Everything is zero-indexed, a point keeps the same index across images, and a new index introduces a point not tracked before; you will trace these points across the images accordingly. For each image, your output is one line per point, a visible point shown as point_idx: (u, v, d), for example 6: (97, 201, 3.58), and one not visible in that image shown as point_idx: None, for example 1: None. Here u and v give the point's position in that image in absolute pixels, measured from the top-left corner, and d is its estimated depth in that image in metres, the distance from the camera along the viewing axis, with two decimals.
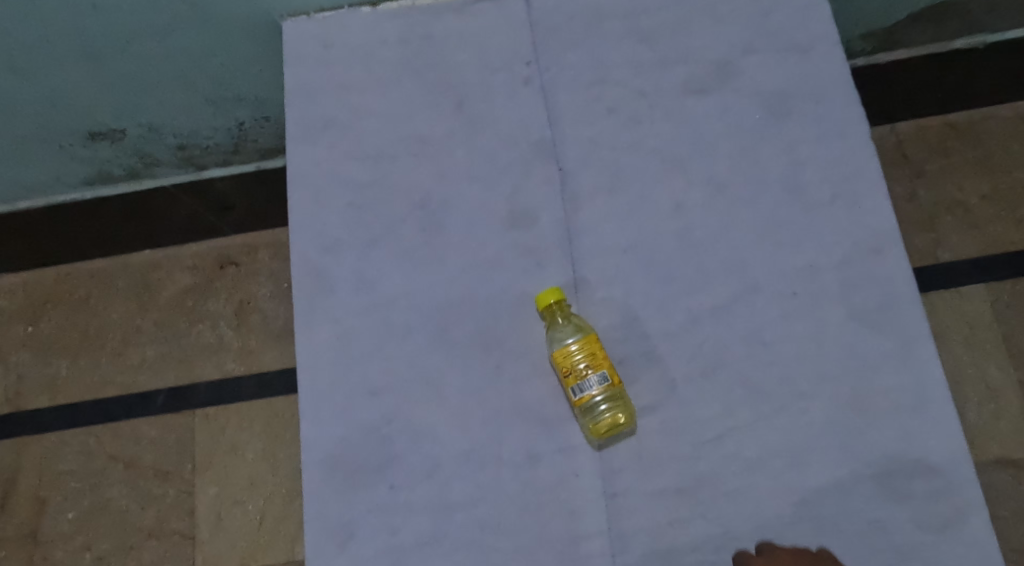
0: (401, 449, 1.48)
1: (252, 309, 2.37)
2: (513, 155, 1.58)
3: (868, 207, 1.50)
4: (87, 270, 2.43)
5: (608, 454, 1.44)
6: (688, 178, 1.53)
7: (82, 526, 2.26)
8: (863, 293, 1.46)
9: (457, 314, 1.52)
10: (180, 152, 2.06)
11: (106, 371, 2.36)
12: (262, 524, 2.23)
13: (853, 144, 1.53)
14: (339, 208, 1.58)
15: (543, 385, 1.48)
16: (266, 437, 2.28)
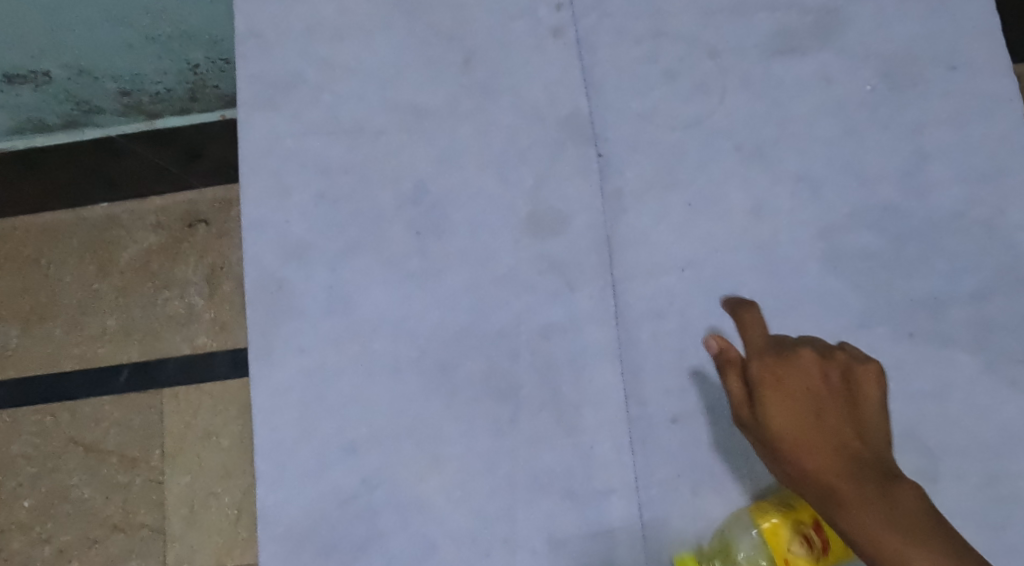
0: (386, 526, 1.13)
1: (233, 273, 1.72)
2: (537, 134, 1.19)
3: (1017, 218, 1.13)
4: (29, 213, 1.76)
5: (655, 542, 1.11)
6: (771, 172, 1.16)
7: (39, 514, 1.65)
8: (1002, 336, 1.11)
9: (462, 347, 1.16)
10: (117, 102, 1.59)
11: (61, 342, 1.72)
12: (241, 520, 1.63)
13: (997, 130, 1.15)
14: (306, 199, 1.19)
15: (571, 447, 1.13)
16: (248, 417, 1.67)
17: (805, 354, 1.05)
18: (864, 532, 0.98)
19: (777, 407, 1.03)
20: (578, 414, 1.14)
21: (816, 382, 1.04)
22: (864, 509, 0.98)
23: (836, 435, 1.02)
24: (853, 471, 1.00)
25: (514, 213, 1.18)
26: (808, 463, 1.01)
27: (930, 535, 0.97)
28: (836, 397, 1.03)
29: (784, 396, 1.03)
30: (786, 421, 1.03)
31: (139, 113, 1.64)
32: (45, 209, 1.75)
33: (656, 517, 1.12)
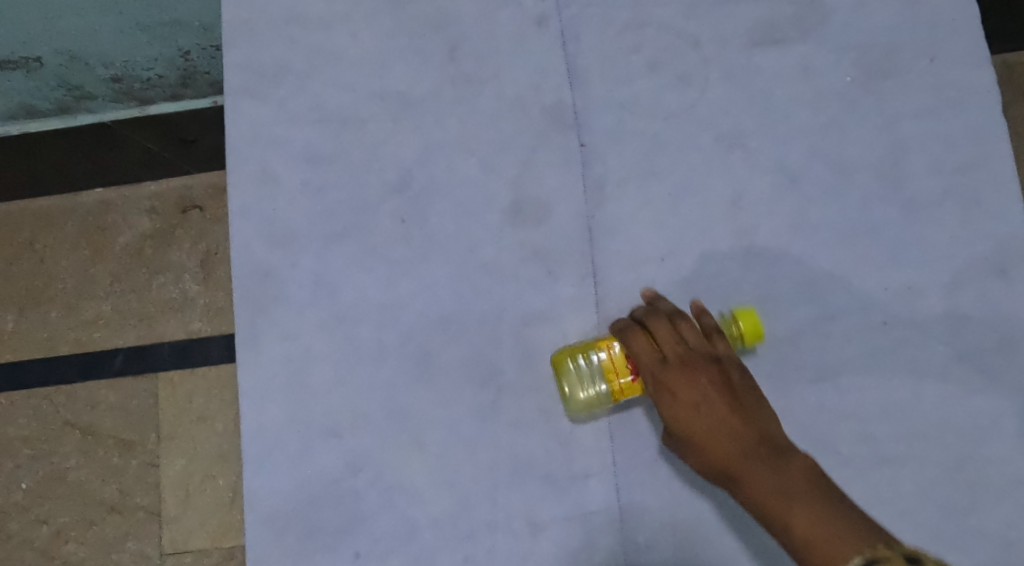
0: (369, 508, 1.15)
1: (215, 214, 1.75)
2: (520, 123, 1.20)
3: (993, 208, 1.14)
4: (25, 200, 1.77)
5: (632, 525, 1.13)
6: (751, 162, 1.17)
7: (37, 495, 1.68)
8: (976, 324, 1.12)
9: (445, 334, 1.17)
10: (111, 90, 1.60)
11: (56, 326, 1.74)
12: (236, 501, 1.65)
13: (975, 120, 1.16)
14: (291, 186, 1.20)
15: (551, 433, 1.15)
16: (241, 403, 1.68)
17: (699, 357, 1.08)
18: (756, 494, 1.03)
19: (679, 387, 1.07)
20: (559, 399, 1.15)
21: (723, 391, 1.07)
22: (749, 475, 1.04)
23: (731, 411, 1.06)
24: (755, 447, 1.05)
25: (497, 201, 1.19)
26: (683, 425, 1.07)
27: (820, 503, 1.01)
28: (728, 377, 1.08)
29: (676, 384, 1.07)
30: (694, 402, 1.07)
31: (131, 99, 1.62)
32: (41, 196, 1.77)
33: (634, 500, 1.14)
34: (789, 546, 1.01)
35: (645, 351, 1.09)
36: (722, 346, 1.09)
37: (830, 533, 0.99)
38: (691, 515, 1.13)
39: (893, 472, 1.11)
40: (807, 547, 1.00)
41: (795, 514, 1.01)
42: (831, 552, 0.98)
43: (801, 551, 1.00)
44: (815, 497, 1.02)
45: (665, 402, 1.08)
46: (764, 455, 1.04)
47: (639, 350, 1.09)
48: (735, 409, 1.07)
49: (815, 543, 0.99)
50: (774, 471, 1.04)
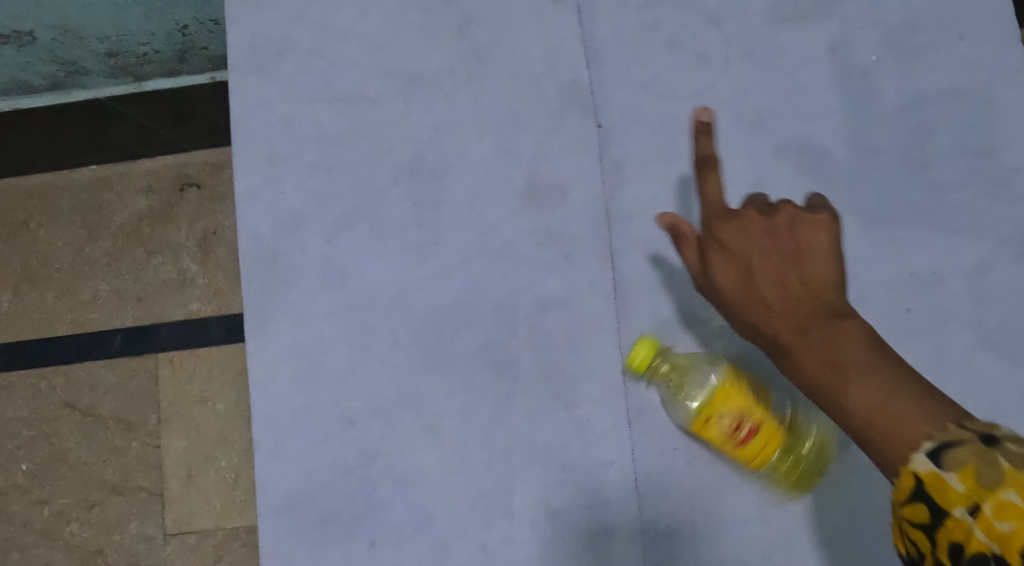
0: (383, 496, 1.13)
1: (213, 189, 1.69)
2: (535, 103, 1.17)
3: (1019, 191, 1.12)
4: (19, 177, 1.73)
5: (650, 514, 1.11)
6: (773, 143, 1.14)
7: (37, 476, 1.65)
8: (1002, 310, 1.10)
9: (459, 319, 1.15)
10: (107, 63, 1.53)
11: (54, 306, 1.70)
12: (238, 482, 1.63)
13: (1002, 100, 1.13)
14: (299, 168, 1.17)
15: (568, 420, 1.13)
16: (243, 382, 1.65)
17: (770, 221, 0.97)
18: (811, 368, 0.92)
19: (728, 238, 0.97)
20: (576, 387, 1.13)
21: (776, 248, 0.96)
22: (815, 348, 0.92)
23: (787, 269, 0.95)
24: (819, 318, 0.93)
25: (512, 183, 1.16)
26: (738, 292, 0.96)
27: (895, 380, 0.89)
28: (784, 244, 0.96)
29: (726, 244, 0.97)
30: (746, 260, 0.96)
31: (126, 75, 1.57)
32: (35, 173, 1.73)
33: (652, 488, 1.12)
34: (854, 426, 0.89)
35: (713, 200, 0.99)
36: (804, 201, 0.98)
37: (896, 407, 0.87)
38: (711, 503, 1.11)
39: None
40: (870, 416, 0.88)
41: (862, 379, 0.89)
42: (894, 421, 0.87)
43: (868, 433, 0.88)
44: (877, 365, 0.90)
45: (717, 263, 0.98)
46: (835, 322, 0.93)
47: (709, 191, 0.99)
48: (797, 262, 0.95)
49: (875, 403, 0.88)
50: (846, 337, 0.92)
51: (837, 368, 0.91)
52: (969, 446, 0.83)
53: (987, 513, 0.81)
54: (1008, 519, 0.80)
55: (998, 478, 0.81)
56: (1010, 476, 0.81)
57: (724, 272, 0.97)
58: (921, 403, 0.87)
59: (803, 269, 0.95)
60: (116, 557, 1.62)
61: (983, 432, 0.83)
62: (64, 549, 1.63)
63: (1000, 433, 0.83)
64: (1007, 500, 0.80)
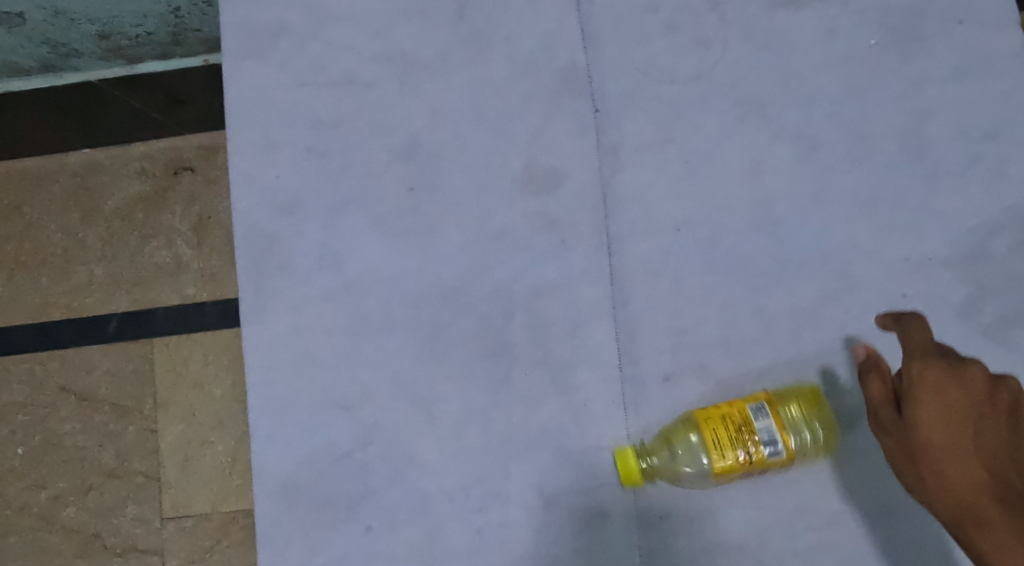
0: (379, 481, 1.13)
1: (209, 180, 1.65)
2: (533, 87, 1.16)
3: (1016, 177, 1.11)
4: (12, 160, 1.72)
5: (646, 499, 1.11)
6: (771, 129, 1.14)
7: (34, 460, 1.65)
8: (998, 296, 1.10)
9: (455, 305, 1.14)
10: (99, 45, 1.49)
11: (48, 291, 1.69)
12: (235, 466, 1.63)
13: (1001, 86, 1.13)
14: (295, 153, 1.16)
15: (564, 406, 1.13)
16: (238, 366, 1.65)
17: (969, 388, 0.99)
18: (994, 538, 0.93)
19: (925, 403, 0.99)
20: (572, 372, 1.13)
21: (989, 416, 0.98)
22: (994, 518, 0.94)
23: (980, 445, 0.97)
24: (993, 489, 0.95)
25: (508, 168, 1.15)
26: (911, 454, 1.00)
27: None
28: (973, 404, 0.99)
29: (914, 409, 1.00)
30: (933, 420, 0.99)
31: (118, 57, 1.53)
32: (28, 157, 1.72)
33: (647, 473, 1.12)
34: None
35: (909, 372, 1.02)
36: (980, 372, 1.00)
37: None
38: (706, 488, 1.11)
39: None
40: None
41: None
42: None
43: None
44: None
45: (910, 418, 1.00)
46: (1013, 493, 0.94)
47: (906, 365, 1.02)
48: (950, 426, 0.98)
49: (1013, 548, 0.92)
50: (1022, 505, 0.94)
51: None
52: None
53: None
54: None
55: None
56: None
57: (913, 448, 0.99)
58: None
59: (980, 443, 0.97)
60: (114, 541, 1.62)
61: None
62: (62, 533, 1.63)
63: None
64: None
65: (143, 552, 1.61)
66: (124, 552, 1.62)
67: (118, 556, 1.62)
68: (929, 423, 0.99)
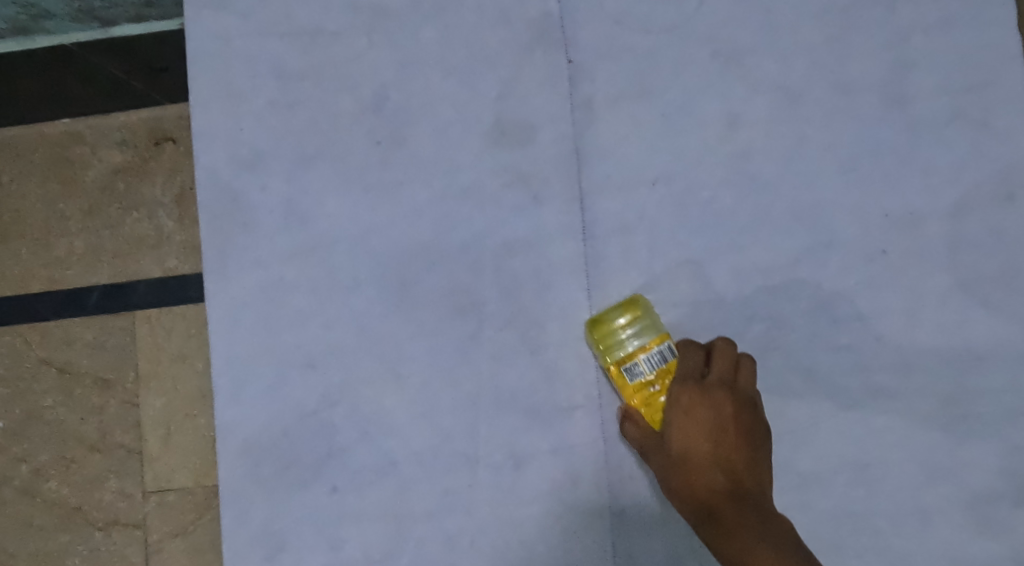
0: (346, 441, 1.10)
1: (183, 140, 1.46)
2: (505, 38, 1.13)
3: (1001, 129, 1.08)
4: None
5: (616, 459, 1.09)
6: (749, 81, 1.11)
7: (12, 434, 1.47)
8: (979, 252, 1.07)
9: (424, 261, 1.11)
10: None
11: (26, 262, 1.49)
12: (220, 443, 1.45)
13: (986, 36, 1.09)
14: (260, 105, 1.13)
15: (534, 365, 1.10)
16: None
17: (739, 395, 1.04)
18: (721, 530, 1.00)
19: (695, 406, 1.03)
20: (542, 330, 1.10)
21: (751, 428, 1.03)
22: (729, 510, 1.00)
23: (737, 447, 1.02)
24: (730, 487, 1.01)
25: (479, 121, 1.12)
26: (676, 437, 1.03)
27: (790, 557, 0.97)
28: (738, 415, 1.03)
29: (677, 417, 1.03)
30: (701, 418, 1.03)
31: (92, 20, 1.41)
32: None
33: (618, 432, 1.09)
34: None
35: (691, 363, 1.05)
36: (746, 381, 1.05)
37: None
38: None
39: (886, 405, 1.07)
40: (738, 548, 0.98)
41: None
42: None
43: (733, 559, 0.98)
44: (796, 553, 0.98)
45: (687, 402, 1.03)
46: (744, 492, 1.01)
47: (685, 359, 1.05)
48: (715, 423, 1.03)
49: (733, 531, 0.99)
50: (751, 510, 1.00)
51: None
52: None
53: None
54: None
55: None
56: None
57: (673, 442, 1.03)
58: None
59: (729, 439, 1.02)
60: (97, 515, 1.45)
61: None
62: (43, 507, 1.46)
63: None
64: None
65: (126, 526, 1.45)
66: (106, 526, 1.45)
67: (100, 531, 1.45)
68: (690, 429, 1.03)
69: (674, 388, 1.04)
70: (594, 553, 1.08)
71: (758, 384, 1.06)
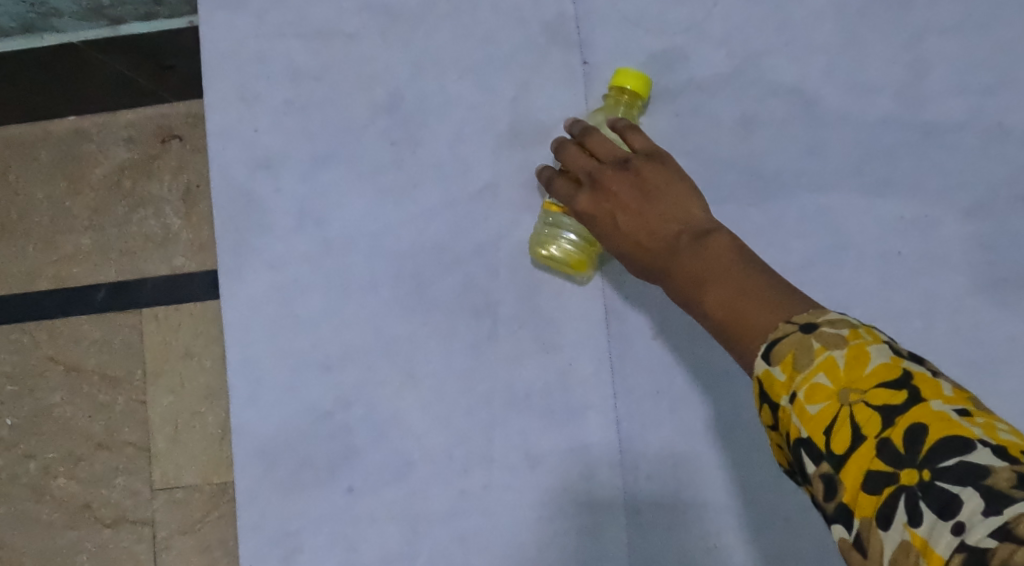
0: (361, 442, 1.10)
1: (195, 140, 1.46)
2: (520, 39, 1.13)
3: (1017, 131, 1.08)
4: None
5: (631, 459, 1.09)
6: (764, 82, 1.11)
7: (21, 432, 1.47)
8: (993, 254, 1.07)
9: (439, 261, 1.11)
10: None
11: (34, 259, 1.50)
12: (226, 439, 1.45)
13: (1003, 38, 1.09)
14: (274, 106, 1.13)
15: (549, 365, 1.10)
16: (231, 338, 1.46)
17: (612, 165, 1.02)
18: (677, 278, 0.95)
19: (591, 203, 1.02)
20: (557, 331, 1.10)
21: (653, 181, 1.00)
22: (672, 259, 0.96)
23: (644, 203, 1.00)
24: (665, 244, 0.97)
25: (493, 122, 1.12)
26: (608, 242, 1.01)
27: (737, 273, 0.91)
28: (627, 187, 1.01)
29: (588, 212, 1.02)
30: (608, 212, 1.01)
31: (100, 17, 1.33)
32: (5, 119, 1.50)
33: (633, 433, 1.09)
34: (716, 328, 0.90)
35: (562, 179, 1.04)
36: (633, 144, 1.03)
37: (748, 306, 0.87)
38: (692, 449, 1.09)
39: None
40: (688, 288, 0.94)
41: (722, 282, 0.91)
42: (748, 326, 0.86)
43: (690, 302, 0.94)
44: (738, 264, 0.92)
45: (580, 202, 1.02)
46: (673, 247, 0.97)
47: (557, 179, 1.04)
48: (620, 210, 1.00)
49: (691, 276, 0.94)
50: (684, 250, 0.96)
51: (703, 277, 0.93)
52: (789, 337, 0.82)
53: (801, 398, 0.79)
54: (818, 401, 0.79)
55: (811, 361, 0.80)
56: (841, 347, 0.80)
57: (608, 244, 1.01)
58: (769, 299, 0.86)
59: (643, 216, 0.99)
60: (106, 512, 1.45)
61: (805, 322, 0.82)
62: (51, 505, 1.46)
63: (821, 319, 0.82)
64: (830, 364, 0.79)
65: (134, 523, 1.45)
66: (114, 523, 1.45)
67: (108, 527, 1.45)
68: (608, 222, 1.01)
69: (580, 200, 1.02)
70: (608, 553, 1.09)
71: (631, 128, 1.04)
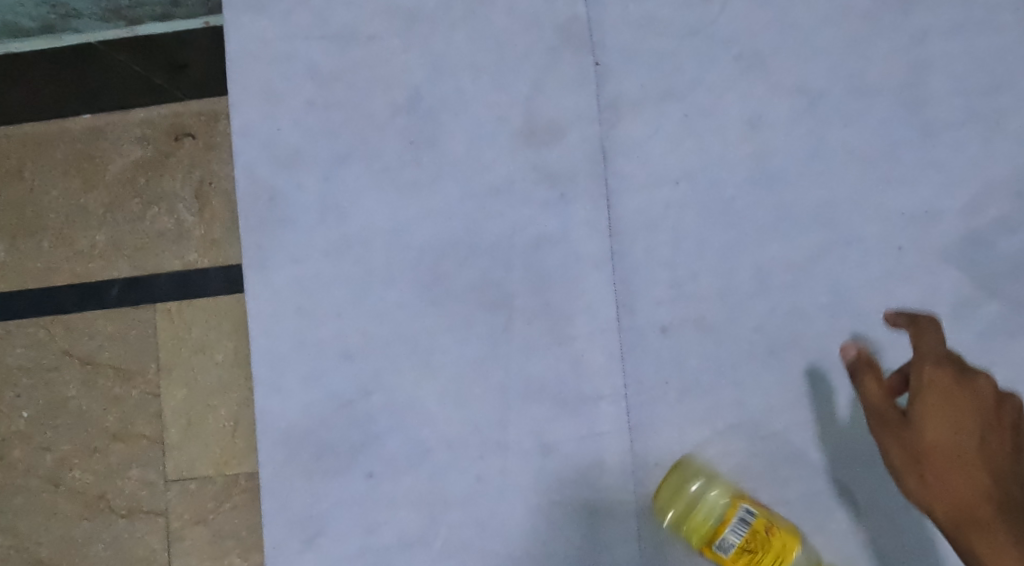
0: (381, 430, 1.14)
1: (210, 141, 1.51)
2: (534, 42, 1.17)
3: (1012, 131, 1.12)
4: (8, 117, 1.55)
5: (641, 446, 1.13)
6: (770, 84, 1.15)
7: (41, 424, 1.51)
8: (990, 249, 1.12)
9: (457, 256, 1.16)
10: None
11: (51, 255, 1.53)
12: (237, 432, 1.48)
13: (1001, 41, 1.13)
14: (297, 107, 1.17)
15: (562, 355, 1.14)
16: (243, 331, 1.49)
17: (963, 397, 1.00)
18: (954, 516, 0.99)
19: (932, 421, 1.00)
20: (570, 323, 1.14)
21: (976, 413, 1.00)
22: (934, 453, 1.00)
23: (976, 427, 1.00)
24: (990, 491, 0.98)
25: (509, 121, 1.16)
26: (916, 454, 1.01)
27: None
28: (988, 415, 1.00)
29: (887, 424, 1.02)
30: (953, 437, 1.00)
31: (119, 18, 1.40)
32: (24, 119, 1.54)
33: (643, 423, 1.13)
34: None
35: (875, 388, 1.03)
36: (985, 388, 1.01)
37: None
38: (699, 437, 1.13)
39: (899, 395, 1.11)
40: (965, 527, 0.98)
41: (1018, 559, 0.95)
42: None
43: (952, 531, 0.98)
44: None
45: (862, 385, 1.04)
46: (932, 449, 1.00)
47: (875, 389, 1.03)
48: (960, 422, 1.00)
49: (941, 452, 1.00)
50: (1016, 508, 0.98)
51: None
52: None
53: None
54: None
55: None
56: None
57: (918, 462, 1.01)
58: None
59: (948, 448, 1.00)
60: (120, 503, 1.49)
61: None
62: (67, 495, 1.49)
63: None
64: None
65: (148, 514, 1.48)
66: (129, 513, 1.48)
67: (123, 518, 1.49)
68: (933, 427, 1.00)
69: (925, 399, 1.01)
70: (618, 537, 1.13)
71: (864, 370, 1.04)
